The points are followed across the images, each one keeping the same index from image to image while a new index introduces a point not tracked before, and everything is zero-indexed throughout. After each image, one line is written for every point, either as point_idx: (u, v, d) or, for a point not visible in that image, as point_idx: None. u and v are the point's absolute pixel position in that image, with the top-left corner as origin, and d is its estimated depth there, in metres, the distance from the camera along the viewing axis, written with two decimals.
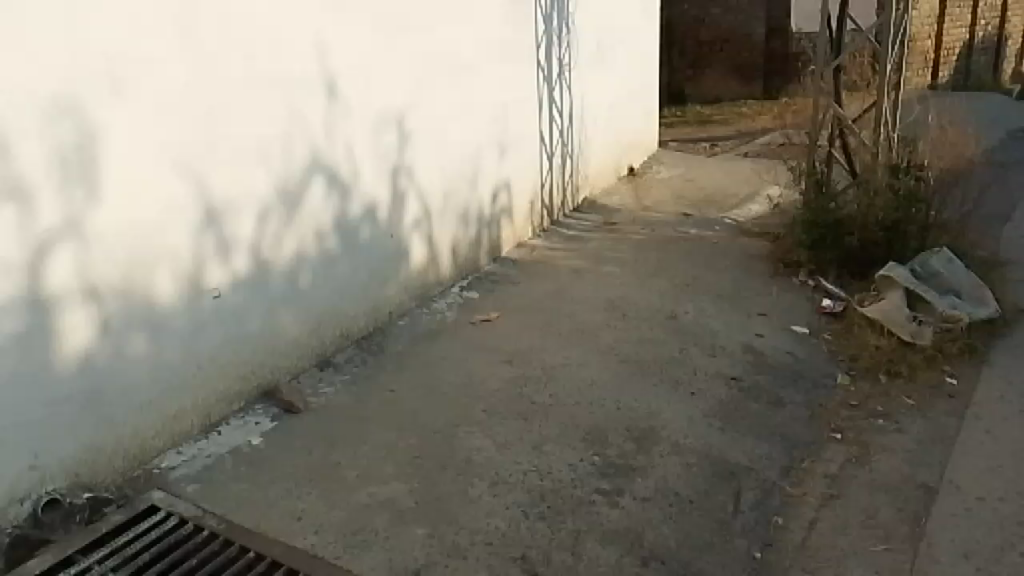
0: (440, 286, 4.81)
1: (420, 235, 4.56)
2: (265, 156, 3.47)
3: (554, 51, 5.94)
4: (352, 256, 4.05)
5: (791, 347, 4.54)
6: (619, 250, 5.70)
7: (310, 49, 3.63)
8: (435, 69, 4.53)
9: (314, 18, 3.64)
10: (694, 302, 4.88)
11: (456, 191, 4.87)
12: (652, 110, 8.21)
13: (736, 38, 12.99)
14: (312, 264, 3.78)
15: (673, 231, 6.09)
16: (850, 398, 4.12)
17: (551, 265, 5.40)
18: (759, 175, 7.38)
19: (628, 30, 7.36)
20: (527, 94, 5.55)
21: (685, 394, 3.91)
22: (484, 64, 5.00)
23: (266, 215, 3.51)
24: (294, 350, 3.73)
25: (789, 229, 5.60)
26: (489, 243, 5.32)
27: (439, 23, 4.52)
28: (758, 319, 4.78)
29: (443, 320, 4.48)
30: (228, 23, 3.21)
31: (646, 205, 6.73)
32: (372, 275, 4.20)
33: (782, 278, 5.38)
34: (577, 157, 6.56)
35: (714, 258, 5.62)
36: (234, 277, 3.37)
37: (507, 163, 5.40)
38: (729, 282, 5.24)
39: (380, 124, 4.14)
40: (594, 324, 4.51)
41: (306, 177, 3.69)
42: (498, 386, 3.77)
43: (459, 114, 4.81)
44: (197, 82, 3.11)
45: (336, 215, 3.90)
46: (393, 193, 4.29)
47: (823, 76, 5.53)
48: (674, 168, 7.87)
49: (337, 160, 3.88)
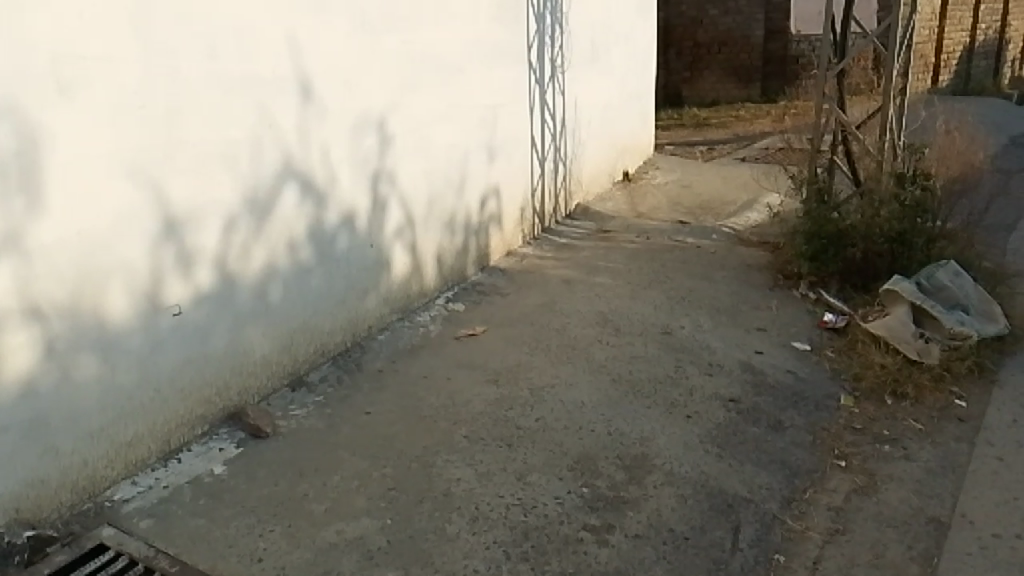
0: (424, 298, 4.58)
1: (403, 244, 4.33)
2: (233, 161, 3.24)
3: (547, 51, 5.71)
4: (328, 268, 3.81)
5: (791, 365, 4.32)
6: (612, 260, 5.47)
7: (282, 47, 3.41)
8: (419, 69, 4.30)
9: (287, 14, 3.42)
10: (690, 316, 4.65)
11: (443, 198, 4.64)
12: (648, 113, 7.99)
13: (733, 40, 12.81)
14: (284, 277, 3.55)
15: (669, 240, 5.87)
16: (855, 421, 3.89)
17: (542, 275, 5.17)
18: (758, 181, 7.17)
19: (624, 31, 7.14)
20: (518, 97, 5.32)
21: (680, 417, 3.68)
22: (472, 65, 4.77)
23: (232, 225, 3.28)
24: (263, 368, 3.50)
25: (790, 239, 5.38)
26: (477, 251, 5.09)
27: (425, 21, 4.29)
28: (757, 335, 4.56)
29: (425, 334, 4.25)
30: (188, 17, 2.99)
31: (641, 212, 6.50)
32: (350, 288, 3.97)
33: (781, 291, 5.15)
34: (570, 162, 6.33)
35: (712, 268, 5.39)
36: (196, 291, 3.15)
37: (496, 168, 5.17)
38: (727, 294, 5.01)
39: (360, 127, 3.91)
40: (585, 340, 4.28)
41: (277, 184, 3.47)
42: (482, 408, 3.54)
43: (445, 116, 4.58)
44: (154, 81, 2.89)
45: (311, 225, 3.67)
46: (374, 200, 4.06)
47: (826, 79, 5.32)
48: (670, 174, 7.64)
49: (313, 165, 3.65)
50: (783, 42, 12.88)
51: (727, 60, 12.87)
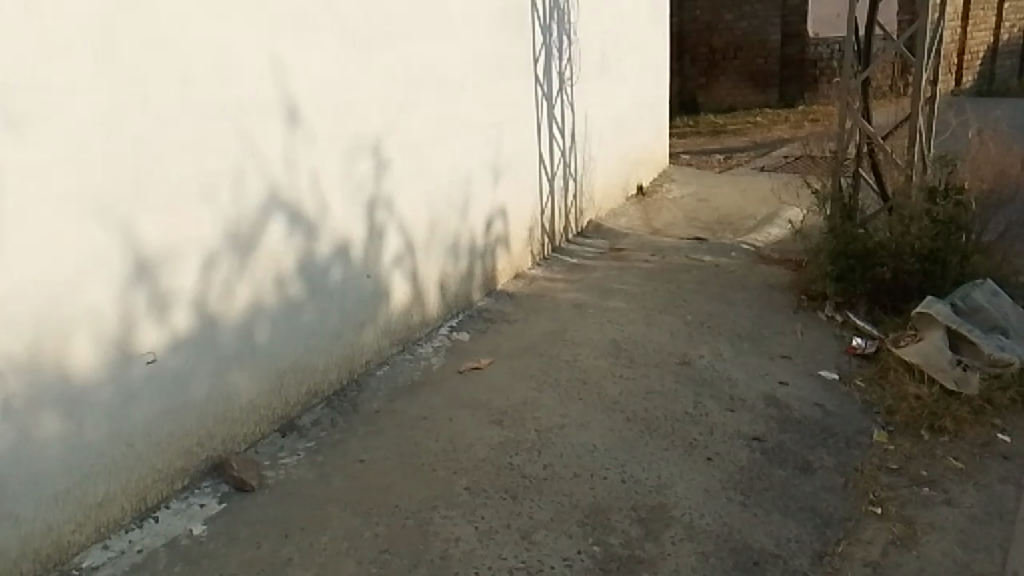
0: (426, 327, 4.32)
1: (403, 273, 4.08)
2: (212, 194, 3.02)
3: (555, 64, 5.46)
4: (321, 303, 3.57)
5: (819, 398, 4.02)
6: (626, 281, 5.20)
7: (265, 68, 3.18)
8: (417, 88, 4.06)
9: (270, 32, 3.19)
10: (709, 344, 4.37)
11: (445, 221, 4.39)
12: (661, 123, 7.72)
13: (749, 45, 12.52)
14: (271, 316, 3.32)
15: (686, 258, 5.59)
16: (890, 461, 3.59)
17: (551, 299, 4.91)
18: (778, 193, 6.86)
19: (635, 41, 6.88)
20: (523, 112, 5.07)
21: (700, 459, 3.40)
22: (474, 82, 4.53)
23: (212, 263, 3.05)
24: (250, 415, 3.27)
25: (814, 257, 5.08)
26: (483, 276, 4.83)
27: (423, 36, 4.06)
28: (781, 364, 4.27)
29: (426, 368, 4.00)
30: (158, 41, 2.77)
31: (656, 228, 6.24)
32: (346, 322, 3.72)
33: (806, 313, 4.86)
34: (581, 178, 6.08)
35: (731, 289, 5.10)
36: (172, 336, 2.92)
37: (502, 188, 4.92)
38: (748, 318, 4.72)
39: (353, 152, 3.68)
40: (596, 371, 4.00)
41: (262, 216, 3.23)
42: (484, 454, 3.28)
43: (447, 136, 4.33)
44: (121, 113, 2.67)
45: (301, 258, 3.43)
46: (369, 228, 3.82)
47: (850, 88, 5.03)
48: (686, 187, 7.36)
49: (302, 194, 3.41)
50: (800, 45, 12.55)
51: (743, 65, 12.59)
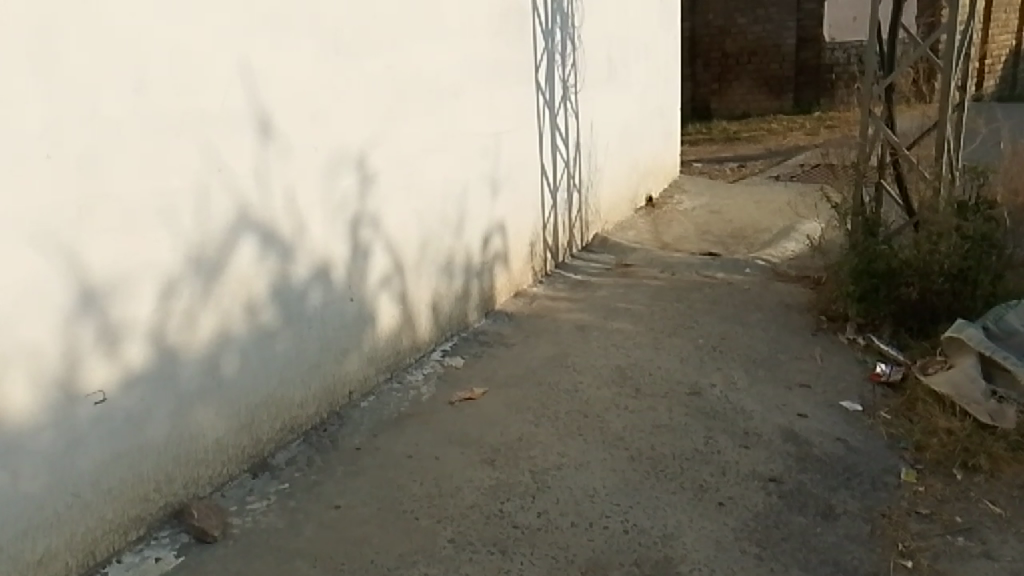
0: (417, 353, 4.02)
1: (391, 295, 3.79)
2: (172, 214, 2.74)
3: (558, 70, 5.18)
4: (298, 330, 3.28)
5: (842, 432, 3.69)
6: (633, 299, 4.89)
7: (233, 75, 2.90)
8: (407, 96, 3.77)
9: (240, 36, 2.91)
10: (722, 371, 4.04)
11: (438, 238, 4.09)
12: (671, 131, 7.42)
13: (764, 50, 12.26)
14: (240, 346, 3.03)
15: (697, 275, 5.27)
16: (921, 504, 3.25)
17: (554, 320, 4.60)
18: (794, 205, 6.54)
19: (644, 44, 6.59)
20: (524, 121, 4.78)
21: (711, 505, 3.08)
22: (471, 89, 4.24)
23: (173, 291, 2.77)
24: (216, 455, 2.99)
25: (833, 275, 4.76)
26: (480, 296, 4.52)
27: (412, 40, 3.77)
28: (800, 394, 3.94)
29: (415, 399, 3.70)
30: (107, 46, 2.49)
31: (666, 242, 5.93)
32: (326, 350, 3.43)
33: (826, 336, 4.53)
34: (587, 190, 5.78)
35: (746, 308, 4.78)
36: (125, 372, 2.64)
37: (501, 202, 4.63)
38: (764, 342, 4.39)
39: (335, 166, 3.39)
40: (599, 402, 3.68)
41: (231, 237, 2.95)
42: (472, 500, 2.98)
43: (440, 147, 4.04)
44: (65, 127, 2.40)
45: (274, 282, 3.15)
46: (353, 247, 3.53)
47: (872, 95, 4.71)
48: (697, 198, 7.04)
49: (276, 213, 3.12)
50: (816, 50, 12.22)
51: (757, 70, 12.34)
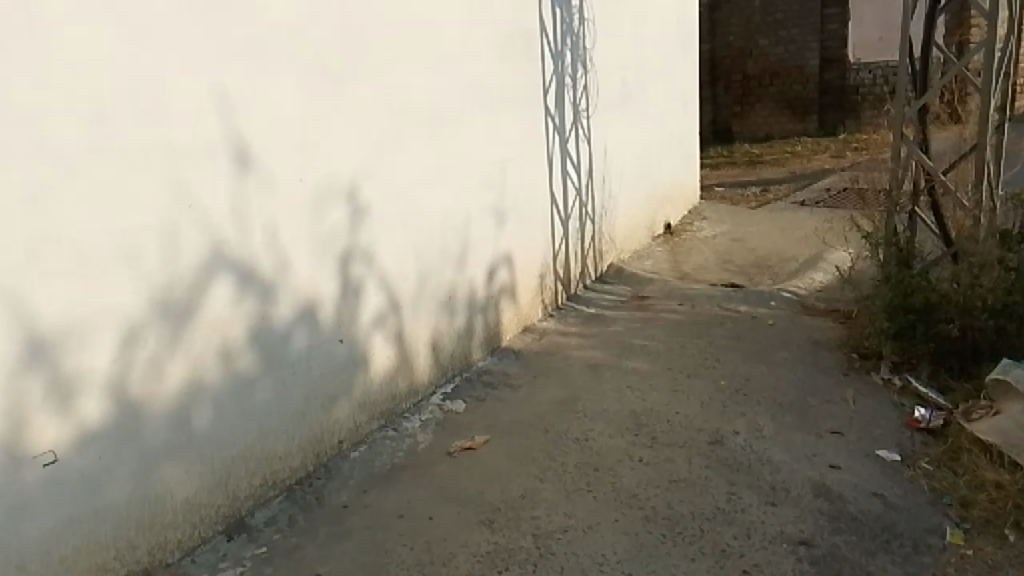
0: (414, 397, 3.73)
1: (385, 335, 3.51)
2: (135, 253, 2.49)
3: (568, 93, 4.94)
4: (280, 376, 3.02)
5: (879, 487, 3.33)
6: (649, 335, 4.58)
7: (206, 102, 2.67)
8: (402, 122, 3.54)
9: (213, 60, 2.69)
10: (745, 417, 3.71)
11: (438, 272, 3.83)
12: (690, 156, 7.14)
13: (787, 71, 12.28)
14: (215, 396, 2.77)
15: (718, 307, 4.94)
16: (970, 570, 2.86)
17: (565, 357, 4.30)
18: (822, 233, 6.20)
19: (661, 66, 6.34)
20: (532, 148, 4.54)
21: (734, 573, 2.73)
22: (473, 114, 4.00)
23: (136, 338, 2.51)
24: (185, 517, 2.71)
25: (866, 309, 4.44)
26: (486, 332, 4.24)
27: (408, 63, 3.54)
28: (832, 443, 3.60)
29: (410, 448, 3.41)
30: (59, 70, 2.26)
31: (685, 272, 5.63)
32: (312, 397, 3.16)
33: (859, 377, 4.19)
34: (601, 219, 5.51)
35: (771, 345, 4.45)
36: (79, 429, 2.37)
37: (507, 233, 4.36)
38: (792, 383, 4.06)
39: (322, 198, 3.14)
40: (612, 453, 3.37)
41: (203, 277, 2.70)
42: (467, 569, 2.68)
43: (439, 175, 3.79)
44: (10, 160, 2.15)
45: (253, 325, 2.89)
46: (343, 284, 3.27)
47: (904, 118, 4.41)
48: (718, 225, 6.73)
49: (255, 249, 2.87)
50: (841, 70, 12.06)
51: (779, 92, 12.37)
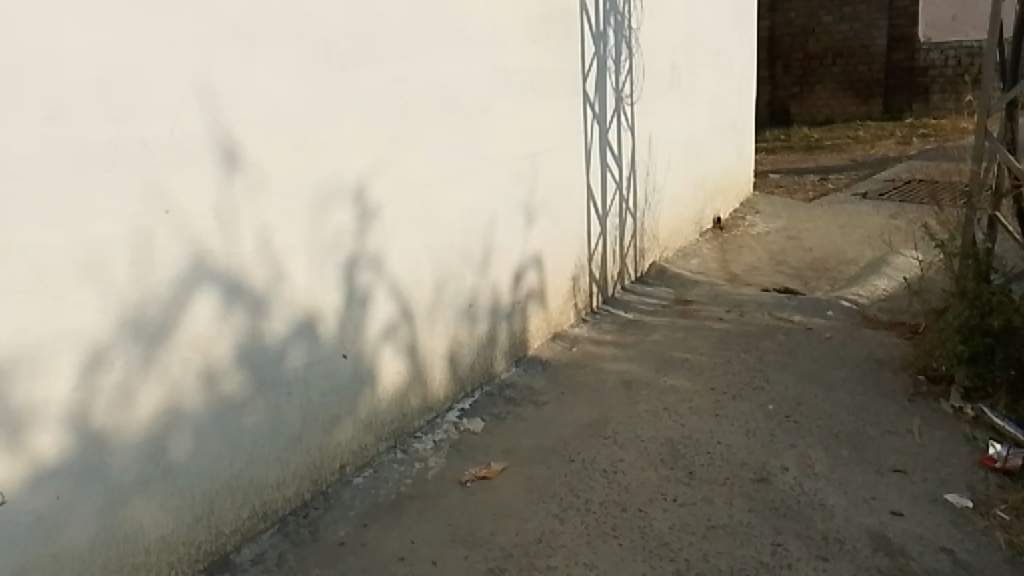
0: (429, 414, 3.41)
1: (396, 347, 3.19)
2: (100, 267, 2.19)
3: (611, 78, 4.55)
4: (274, 398, 2.72)
5: (947, 539, 2.86)
6: (691, 347, 4.18)
7: (186, 93, 2.36)
8: (419, 114, 3.20)
9: (197, 45, 2.37)
10: (796, 450, 3.31)
11: (458, 277, 3.49)
12: (744, 145, 6.67)
13: (850, 50, 11.75)
14: (195, 423, 2.49)
15: (769, 316, 4.52)
16: None
17: (597, 370, 3.94)
18: (886, 234, 5.70)
19: (715, 49, 5.88)
20: (567, 139, 4.17)
21: None
22: (500, 104, 3.65)
23: (102, 361, 2.22)
24: (160, 557, 2.43)
25: (936, 326, 3.98)
26: (510, 341, 3.90)
27: (427, 49, 3.20)
28: (893, 484, 3.16)
29: (419, 475, 3.10)
30: (7, 59, 1.95)
31: (734, 273, 5.21)
32: (311, 420, 2.86)
33: (926, 405, 3.73)
34: (644, 213, 5.11)
35: (827, 364, 4.02)
36: (33, 466, 2.10)
37: (536, 233, 4.01)
38: (849, 410, 3.63)
39: (325, 201, 2.82)
40: (642, 491, 3.00)
41: (181, 291, 2.40)
42: None
43: (459, 172, 3.45)
44: None
45: (241, 342, 2.59)
46: (348, 295, 2.95)
47: (991, 112, 3.91)
48: (772, 220, 6.26)
49: (244, 258, 2.57)
50: (909, 51, 11.63)
51: (842, 73, 11.81)
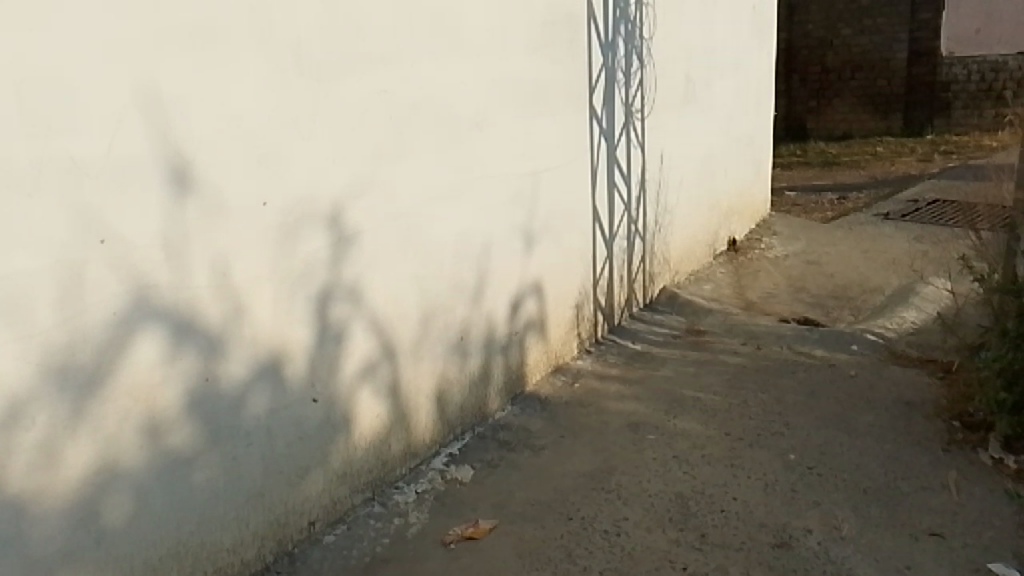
0: (412, 461, 3.09)
1: (376, 388, 2.87)
2: (18, 307, 1.87)
3: (620, 90, 4.23)
4: (231, 450, 2.40)
5: None
6: (704, 384, 3.85)
7: (129, 105, 2.05)
8: (405, 130, 2.88)
9: (141, 50, 2.07)
10: (820, 509, 2.96)
11: (448, 307, 3.17)
12: (760, 163, 6.35)
13: (869, 64, 11.56)
14: (135, 483, 2.17)
15: (788, 350, 4.17)
16: None
17: (600, 410, 3.61)
18: (912, 260, 5.34)
19: (732, 61, 5.57)
20: (572, 157, 3.86)
21: None
22: (498, 119, 3.34)
23: (19, 417, 1.90)
24: None
25: (972, 365, 3.61)
26: (506, 377, 3.57)
27: (416, 58, 2.89)
28: (930, 549, 2.78)
29: (398, 534, 2.77)
30: None
31: (751, 300, 4.88)
32: (273, 473, 2.54)
33: (963, 455, 3.35)
34: (654, 235, 4.78)
35: (852, 407, 3.67)
36: None
37: (536, 259, 3.69)
38: (878, 462, 3.27)
39: (294, 227, 2.51)
40: (647, 558, 2.66)
41: (120, 333, 2.09)
42: None
43: (451, 193, 3.13)
44: None
45: (191, 389, 2.27)
46: (320, 332, 2.63)
47: None
48: (791, 243, 5.92)
49: (197, 293, 2.26)
50: (931, 65, 11.32)
51: (860, 86, 11.65)
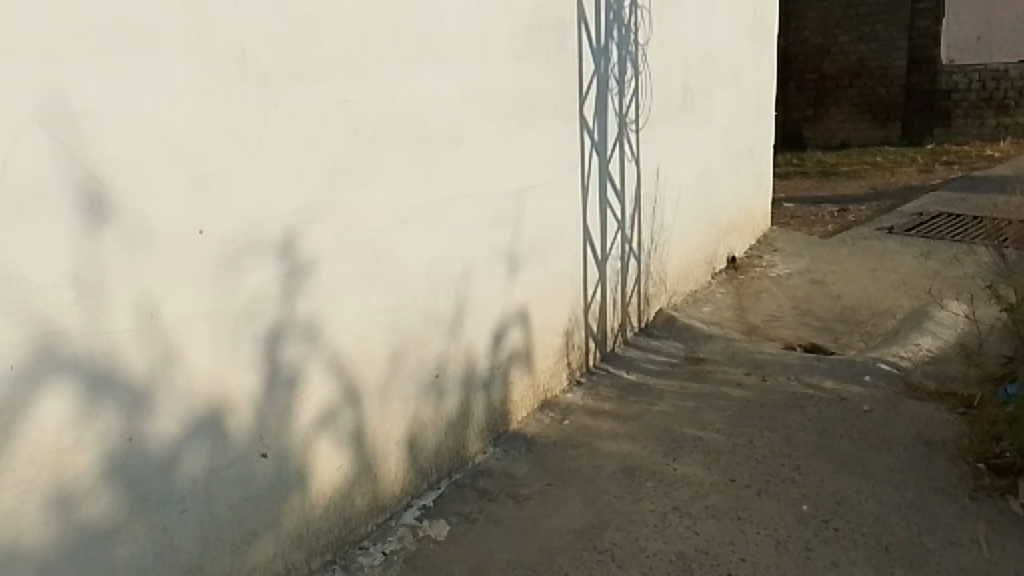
0: (379, 516, 2.75)
1: (336, 438, 2.53)
2: None
3: (614, 99, 3.91)
4: (160, 519, 2.06)
5: None
6: (705, 421, 3.51)
7: (30, 120, 1.71)
8: (370, 145, 2.55)
9: (47, 53, 1.73)
10: (838, 571, 2.62)
11: (421, 343, 2.84)
12: (760, 176, 6.04)
13: (867, 72, 11.41)
14: (40, 567, 1.82)
15: (795, 383, 3.85)
16: None
17: (592, 452, 3.27)
18: (923, 282, 5.02)
19: (732, 68, 5.26)
20: (560, 172, 3.53)
21: None
22: (478, 133, 3.01)
23: None
24: None
25: (998, 400, 3.28)
26: (487, 415, 3.23)
27: (383, 65, 2.56)
28: None
29: None
30: None
31: (753, 324, 4.56)
32: (213, 543, 2.19)
33: (993, 503, 3.01)
34: (650, 255, 4.46)
35: (867, 448, 3.34)
36: None
37: (520, 285, 3.36)
38: (900, 513, 2.94)
39: (236, 258, 2.17)
40: None
41: (21, 392, 1.74)
42: None
43: (423, 215, 2.80)
44: None
45: (111, 452, 1.93)
46: (269, 378, 2.29)
47: None
48: (793, 261, 5.60)
49: (118, 340, 1.92)
50: (931, 73, 11.09)
51: (859, 95, 11.48)
